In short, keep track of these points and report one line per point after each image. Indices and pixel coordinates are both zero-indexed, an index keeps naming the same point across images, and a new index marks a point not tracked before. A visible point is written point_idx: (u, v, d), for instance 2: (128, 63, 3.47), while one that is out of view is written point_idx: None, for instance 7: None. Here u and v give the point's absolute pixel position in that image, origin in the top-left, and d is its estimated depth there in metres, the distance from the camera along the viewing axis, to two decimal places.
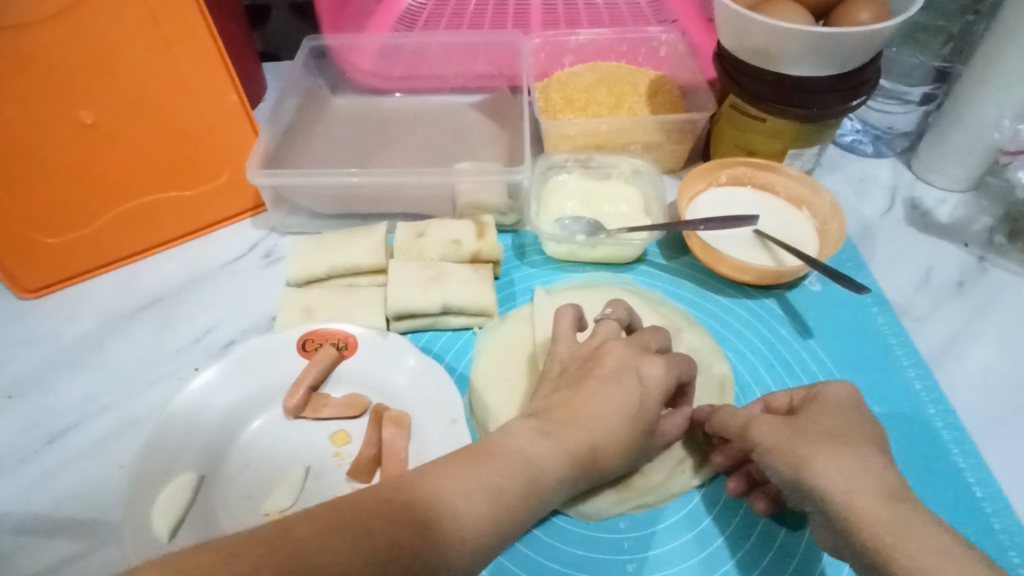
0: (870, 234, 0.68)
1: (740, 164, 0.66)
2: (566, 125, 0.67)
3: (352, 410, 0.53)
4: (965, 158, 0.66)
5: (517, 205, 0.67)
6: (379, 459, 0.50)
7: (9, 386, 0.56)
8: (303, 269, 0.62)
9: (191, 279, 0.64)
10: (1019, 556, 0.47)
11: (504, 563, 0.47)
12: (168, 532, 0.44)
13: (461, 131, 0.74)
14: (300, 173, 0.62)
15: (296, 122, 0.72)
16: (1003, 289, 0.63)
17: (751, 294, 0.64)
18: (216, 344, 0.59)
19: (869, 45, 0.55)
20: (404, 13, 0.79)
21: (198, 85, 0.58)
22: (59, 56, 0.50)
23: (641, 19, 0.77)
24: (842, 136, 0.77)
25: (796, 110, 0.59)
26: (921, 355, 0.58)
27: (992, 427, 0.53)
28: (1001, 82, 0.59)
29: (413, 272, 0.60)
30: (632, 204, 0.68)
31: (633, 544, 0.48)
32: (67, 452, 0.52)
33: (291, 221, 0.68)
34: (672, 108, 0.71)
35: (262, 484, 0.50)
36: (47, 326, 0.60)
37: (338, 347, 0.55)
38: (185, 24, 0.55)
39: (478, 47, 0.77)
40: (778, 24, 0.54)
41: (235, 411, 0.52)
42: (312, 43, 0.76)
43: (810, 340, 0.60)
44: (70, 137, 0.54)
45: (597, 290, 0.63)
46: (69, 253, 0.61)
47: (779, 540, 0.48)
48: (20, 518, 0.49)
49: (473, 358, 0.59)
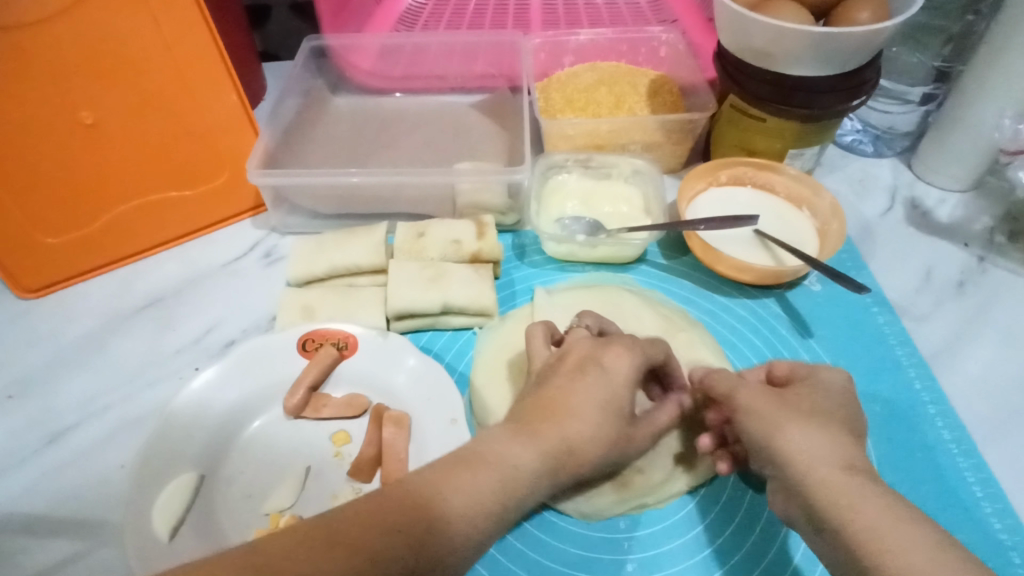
0: (870, 234, 0.68)
1: (740, 163, 0.66)
2: (566, 125, 0.67)
3: (352, 410, 0.53)
4: (964, 158, 0.66)
5: (517, 205, 0.67)
6: (379, 459, 0.50)
7: (10, 386, 0.56)
8: (304, 269, 0.62)
9: (191, 279, 0.64)
10: (1020, 556, 0.47)
11: (505, 564, 0.47)
12: (168, 533, 0.44)
13: (461, 130, 0.74)
14: (301, 173, 0.62)
15: (296, 122, 0.72)
16: (1004, 289, 0.63)
17: (751, 294, 0.64)
18: (216, 344, 0.59)
19: (869, 45, 0.55)
20: (404, 13, 0.79)
21: (198, 85, 0.58)
22: (59, 56, 0.51)
23: (641, 19, 0.77)
24: (842, 136, 0.77)
25: (796, 109, 0.59)
26: (921, 355, 0.58)
27: (992, 428, 0.53)
28: (1001, 82, 0.59)
29: (413, 272, 0.60)
30: (632, 204, 0.68)
31: (632, 544, 0.48)
32: (67, 452, 0.52)
33: (291, 221, 0.68)
34: (672, 108, 0.71)
35: (262, 484, 0.50)
36: (47, 325, 0.60)
37: (338, 347, 0.55)
38: (186, 24, 0.55)
39: (478, 47, 0.77)
40: (779, 24, 0.54)
41: (235, 410, 0.52)
42: (312, 43, 0.76)
43: (810, 340, 0.60)
44: (70, 137, 0.54)
45: (596, 290, 0.63)
46: (69, 254, 0.61)
47: (779, 540, 0.47)
48: (21, 518, 0.49)
49: (473, 358, 0.59)
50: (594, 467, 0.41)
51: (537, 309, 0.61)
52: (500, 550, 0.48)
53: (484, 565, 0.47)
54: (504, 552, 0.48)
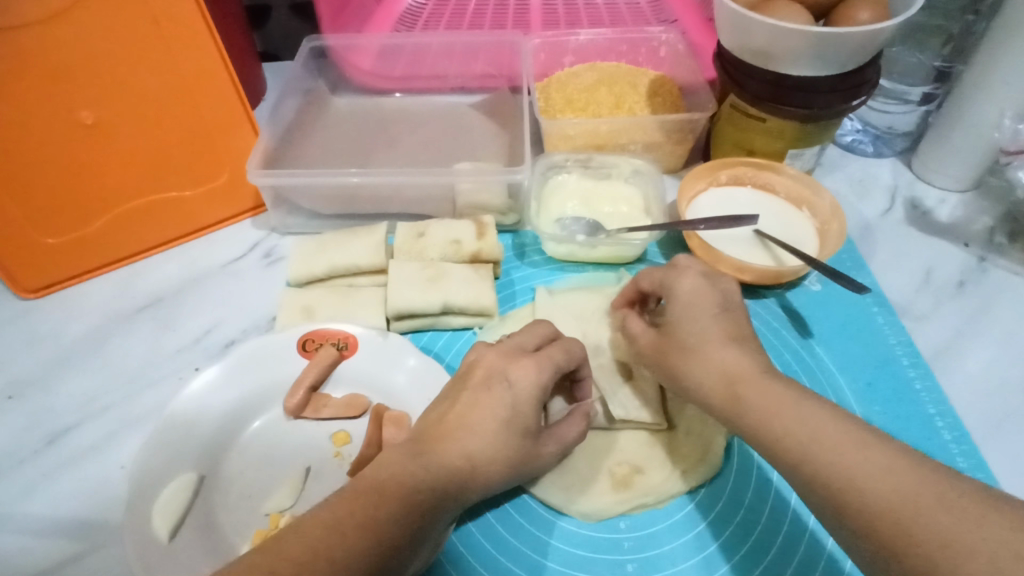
0: (870, 234, 0.68)
1: (740, 163, 0.66)
2: (566, 125, 0.67)
3: (352, 410, 0.52)
4: (965, 158, 0.66)
5: (517, 206, 0.67)
6: (376, 429, 0.50)
7: (9, 386, 0.56)
8: (304, 269, 0.62)
9: (190, 280, 0.64)
10: None
11: (506, 564, 0.47)
12: (168, 533, 0.44)
13: (461, 131, 0.74)
14: (301, 173, 0.62)
15: (296, 122, 0.72)
16: (1005, 289, 0.63)
17: (752, 294, 0.63)
18: (215, 344, 0.59)
19: (870, 44, 0.54)
20: (404, 13, 0.79)
21: (196, 84, 0.58)
22: (58, 55, 0.50)
23: (641, 19, 0.77)
24: (842, 136, 0.77)
25: (796, 109, 0.59)
26: (922, 355, 0.58)
27: (994, 428, 0.53)
28: (1000, 83, 0.59)
29: (414, 272, 0.60)
30: (632, 204, 0.68)
31: (633, 544, 0.48)
32: (67, 452, 0.52)
33: (291, 222, 0.68)
34: (672, 108, 0.71)
35: (262, 484, 0.49)
36: (48, 326, 0.60)
37: (338, 347, 0.55)
38: (185, 23, 0.55)
39: (478, 47, 0.77)
40: (778, 24, 0.53)
41: (236, 410, 0.51)
42: (312, 43, 0.75)
43: (810, 340, 0.60)
44: (69, 137, 0.54)
45: (593, 289, 0.63)
46: (69, 253, 0.61)
47: (780, 540, 0.48)
48: (21, 518, 0.49)
49: (461, 350, 0.59)
50: (537, 460, 0.44)
51: (537, 309, 0.61)
52: (501, 551, 0.48)
53: (484, 565, 0.47)
54: (506, 554, 0.48)
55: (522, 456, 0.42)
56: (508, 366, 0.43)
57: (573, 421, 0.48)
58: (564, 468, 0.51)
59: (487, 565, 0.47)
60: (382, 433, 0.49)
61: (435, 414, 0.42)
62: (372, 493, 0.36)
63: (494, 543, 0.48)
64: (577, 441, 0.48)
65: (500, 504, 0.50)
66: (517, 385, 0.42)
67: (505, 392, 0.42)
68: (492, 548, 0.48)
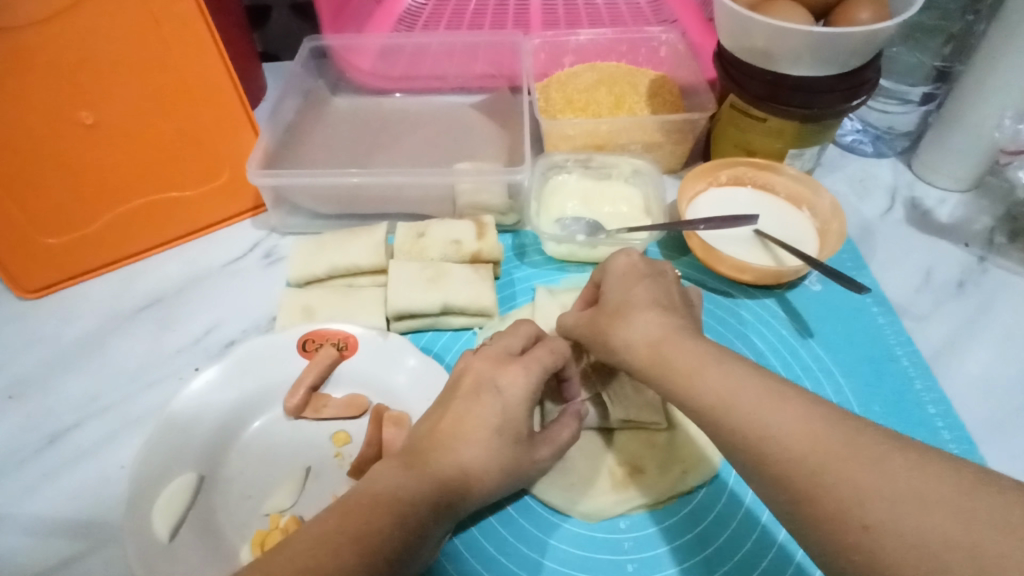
0: (870, 234, 0.68)
1: (740, 163, 0.66)
2: (566, 125, 0.67)
3: (353, 410, 0.52)
4: (965, 158, 0.66)
5: (517, 205, 0.67)
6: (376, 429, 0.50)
7: (10, 386, 0.56)
8: (304, 269, 0.62)
9: (190, 279, 0.64)
10: None
11: (506, 564, 0.47)
12: (168, 533, 0.44)
13: (460, 131, 0.74)
14: (301, 173, 0.62)
15: (296, 123, 0.72)
16: (1004, 289, 0.63)
17: (751, 294, 0.63)
18: (215, 344, 0.59)
19: (870, 44, 0.54)
20: (404, 13, 0.79)
21: (196, 84, 0.58)
22: (58, 55, 0.50)
23: (641, 19, 0.77)
24: (842, 136, 0.77)
25: (796, 109, 0.59)
26: (922, 356, 0.58)
27: (994, 428, 0.53)
28: (1000, 84, 0.59)
29: (414, 272, 0.60)
30: (632, 204, 0.68)
31: (633, 544, 0.48)
32: (68, 452, 0.52)
33: (291, 222, 0.69)
34: (672, 108, 0.71)
35: (262, 484, 0.49)
36: (48, 326, 0.60)
37: (338, 347, 0.55)
38: (184, 23, 0.55)
39: (478, 47, 0.77)
40: (778, 24, 0.53)
41: (235, 410, 0.51)
42: (312, 44, 0.76)
43: (810, 340, 0.60)
44: (69, 137, 0.54)
45: None
46: (69, 253, 0.61)
47: (779, 541, 0.48)
48: (21, 518, 0.49)
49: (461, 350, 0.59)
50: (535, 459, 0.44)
51: (537, 309, 0.61)
52: (501, 551, 0.48)
53: (484, 565, 0.47)
54: (505, 554, 0.48)
55: (521, 454, 0.42)
56: (506, 366, 0.43)
57: (567, 423, 0.48)
58: (564, 468, 0.51)
59: (488, 565, 0.47)
60: (381, 432, 0.49)
61: (432, 418, 0.42)
62: (372, 502, 0.36)
63: (495, 544, 0.48)
64: (571, 442, 0.48)
65: (499, 504, 0.50)
66: (516, 385, 0.42)
67: (504, 390, 0.42)
68: (493, 548, 0.48)
